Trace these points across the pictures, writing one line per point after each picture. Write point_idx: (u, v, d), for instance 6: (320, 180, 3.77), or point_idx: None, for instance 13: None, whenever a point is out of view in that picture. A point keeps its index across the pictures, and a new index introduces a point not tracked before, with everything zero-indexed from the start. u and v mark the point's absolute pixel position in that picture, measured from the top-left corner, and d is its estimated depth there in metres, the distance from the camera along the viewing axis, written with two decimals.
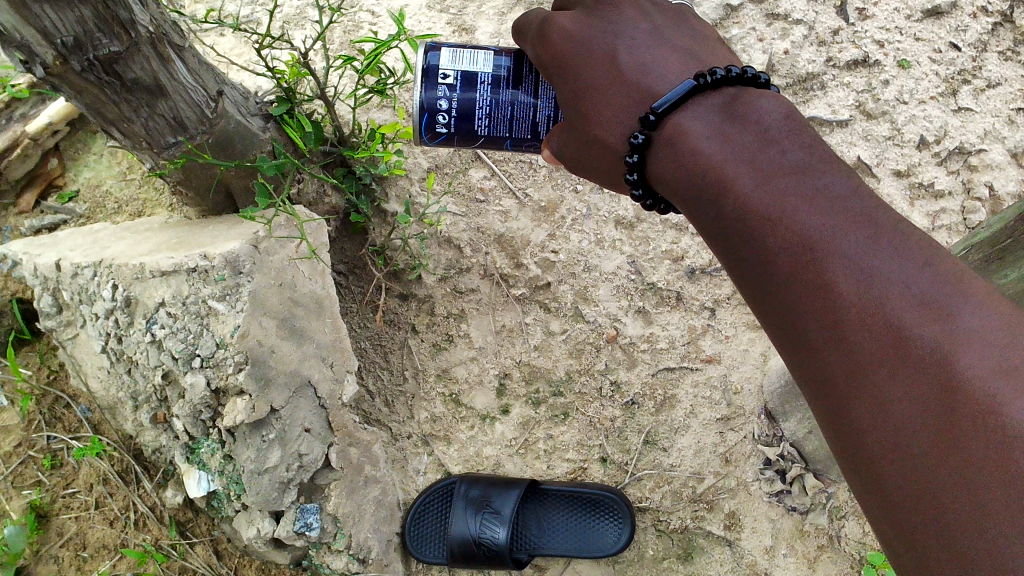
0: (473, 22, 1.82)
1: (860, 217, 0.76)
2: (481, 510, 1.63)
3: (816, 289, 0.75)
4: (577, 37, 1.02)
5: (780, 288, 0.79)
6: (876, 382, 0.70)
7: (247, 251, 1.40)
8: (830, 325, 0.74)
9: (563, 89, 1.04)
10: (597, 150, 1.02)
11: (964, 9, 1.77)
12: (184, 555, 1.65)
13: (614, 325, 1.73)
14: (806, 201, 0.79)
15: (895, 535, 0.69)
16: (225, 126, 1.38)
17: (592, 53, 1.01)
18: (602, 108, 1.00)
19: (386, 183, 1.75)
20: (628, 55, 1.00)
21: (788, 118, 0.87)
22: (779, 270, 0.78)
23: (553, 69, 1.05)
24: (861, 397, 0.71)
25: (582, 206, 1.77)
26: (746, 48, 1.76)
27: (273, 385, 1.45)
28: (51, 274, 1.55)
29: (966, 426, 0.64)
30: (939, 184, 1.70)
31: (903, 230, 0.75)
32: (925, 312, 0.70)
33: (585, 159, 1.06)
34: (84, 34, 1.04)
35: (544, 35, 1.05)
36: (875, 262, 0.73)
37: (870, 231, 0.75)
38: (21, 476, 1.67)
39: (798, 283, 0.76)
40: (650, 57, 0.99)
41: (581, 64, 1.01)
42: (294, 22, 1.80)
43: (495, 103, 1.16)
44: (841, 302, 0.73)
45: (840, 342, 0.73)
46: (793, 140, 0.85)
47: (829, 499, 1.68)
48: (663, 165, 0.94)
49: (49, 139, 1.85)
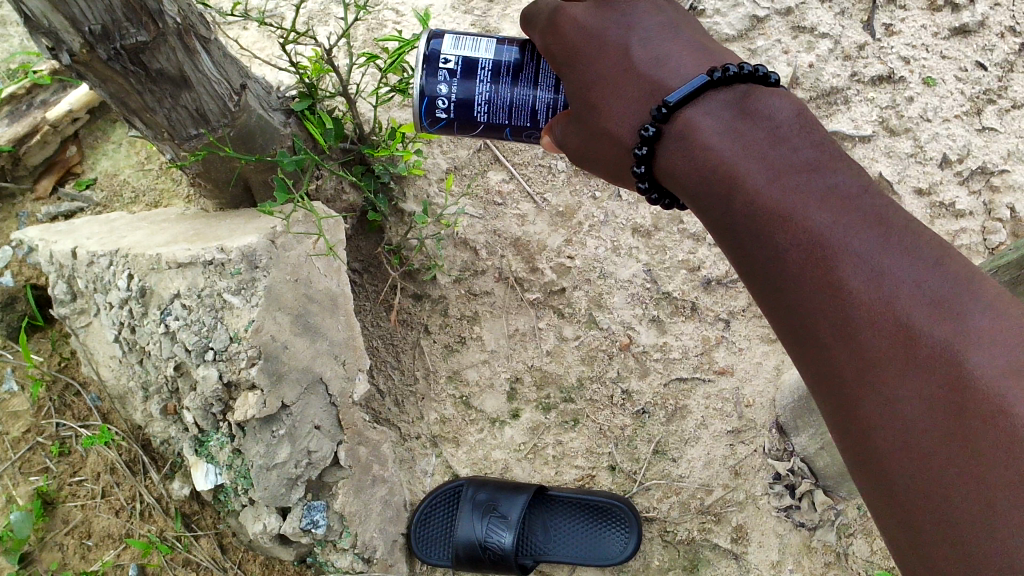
0: (498, 24, 1.81)
1: (871, 216, 0.76)
2: (488, 514, 1.63)
3: (827, 287, 0.74)
4: (589, 28, 1.00)
5: (789, 286, 0.78)
6: (885, 381, 0.70)
7: (264, 245, 1.39)
8: (841, 324, 0.73)
9: (572, 79, 1.02)
10: (607, 141, 1.01)
11: (993, 29, 1.75)
12: (189, 547, 1.65)
13: (628, 333, 1.72)
14: (817, 198, 0.78)
15: (901, 532, 0.70)
16: (247, 120, 1.38)
17: (606, 44, 0.99)
18: (615, 100, 0.99)
19: (405, 182, 1.75)
20: (642, 48, 0.98)
21: (800, 117, 0.86)
22: (789, 267, 0.78)
23: (563, 60, 1.03)
24: (870, 395, 0.71)
25: (599, 212, 1.76)
26: (770, 59, 1.76)
27: (284, 381, 1.44)
28: (67, 261, 1.55)
29: (978, 426, 0.64)
30: (960, 204, 1.68)
31: (913, 230, 0.75)
32: (935, 311, 0.69)
33: (591, 151, 1.05)
34: (112, 22, 1.04)
35: (556, 25, 1.03)
36: (886, 261, 0.73)
37: (881, 230, 0.75)
38: (29, 462, 1.67)
39: (808, 281, 0.76)
40: (665, 50, 0.98)
41: (595, 56, 1.00)
42: (318, 19, 1.81)
43: (494, 90, 1.15)
44: (852, 301, 0.73)
45: (850, 340, 0.73)
46: (804, 137, 0.84)
47: (838, 516, 1.66)
48: (675, 159, 0.92)
49: (68, 127, 1.85)
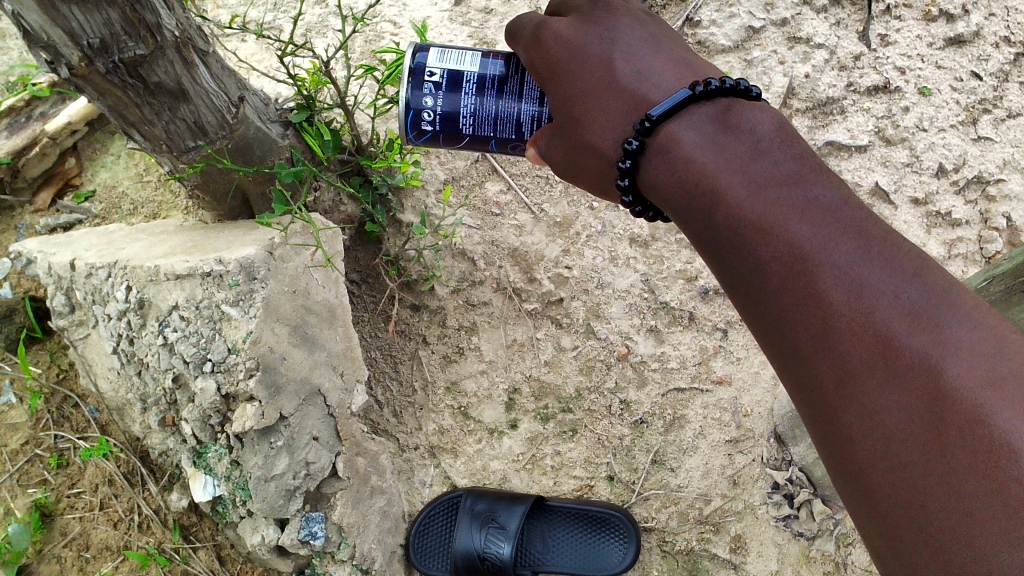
0: (495, 36, 1.82)
1: (850, 229, 0.77)
2: (487, 525, 1.63)
3: (807, 299, 0.75)
4: (573, 43, 1.01)
5: (771, 297, 0.78)
6: (864, 392, 0.70)
7: (262, 256, 1.39)
8: (821, 335, 0.74)
9: (555, 94, 1.03)
10: (591, 155, 1.02)
11: (987, 39, 1.76)
12: (187, 559, 1.65)
13: (625, 343, 1.72)
14: (797, 211, 0.79)
15: (882, 542, 0.70)
16: (245, 132, 1.38)
17: (590, 59, 1.00)
18: (598, 113, 0.99)
19: (402, 193, 1.75)
20: (625, 63, 0.99)
21: (781, 130, 0.87)
22: (769, 279, 0.78)
23: (547, 75, 1.03)
24: (850, 406, 0.71)
25: (597, 222, 1.77)
26: (766, 70, 1.76)
27: (283, 393, 1.44)
28: (65, 273, 1.55)
29: (955, 435, 0.65)
30: (956, 213, 1.69)
31: (892, 243, 0.76)
32: (914, 322, 0.70)
33: (575, 165, 1.05)
34: (111, 36, 1.05)
35: (539, 41, 1.03)
36: (865, 273, 0.73)
37: (860, 243, 0.75)
38: (27, 474, 1.67)
39: (789, 293, 0.76)
40: (648, 64, 0.99)
41: (578, 70, 1.00)
42: (315, 30, 1.81)
43: (479, 103, 1.15)
44: (832, 313, 0.73)
45: (830, 351, 0.73)
46: (785, 151, 0.85)
47: (836, 526, 1.66)
48: (658, 172, 0.93)
49: (67, 139, 1.85)
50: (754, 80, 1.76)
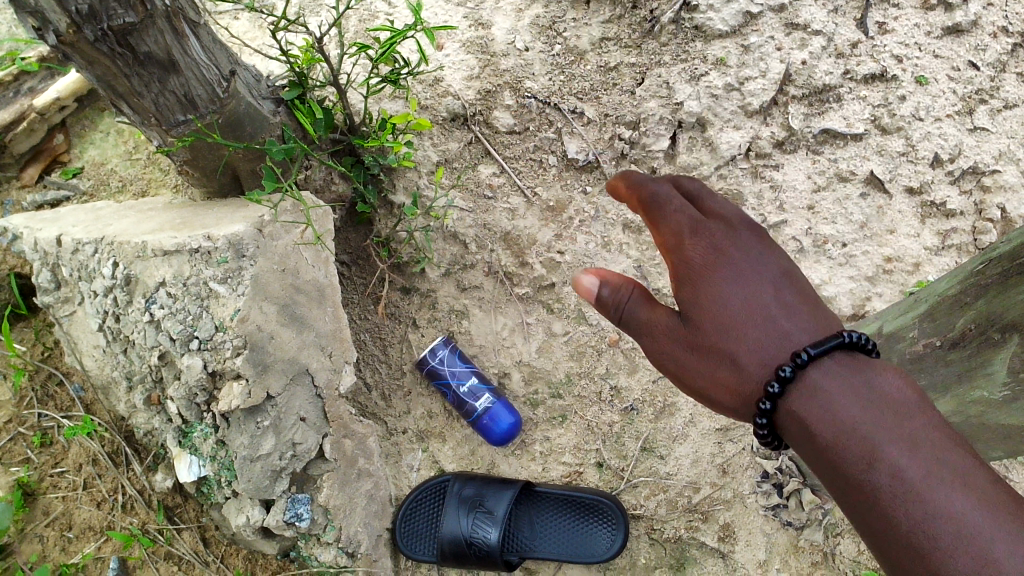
0: (490, 17, 1.80)
1: (840, 360, 0.89)
2: (474, 509, 1.61)
3: (794, 421, 0.88)
4: (712, 209, 1.03)
5: (790, 437, 0.90)
6: (850, 497, 0.80)
7: (251, 234, 1.38)
8: (815, 457, 0.85)
9: (681, 279, 0.99)
10: (728, 371, 0.96)
11: (985, 29, 1.72)
12: (171, 540, 1.64)
13: (617, 329, 1.71)
14: (771, 344, 0.94)
15: None
16: (236, 107, 1.37)
17: (723, 211, 1.03)
18: (727, 267, 0.97)
19: (394, 174, 1.72)
20: (751, 224, 1.02)
21: (790, 274, 1.00)
22: (774, 422, 0.91)
23: (677, 257, 0.99)
24: (854, 521, 0.81)
25: (590, 207, 1.74)
26: (763, 57, 1.70)
27: (270, 371, 1.43)
28: (51, 249, 1.52)
29: (904, 530, 0.74)
30: (951, 203, 1.67)
31: (880, 373, 0.88)
32: (882, 435, 0.80)
33: (703, 364, 0.96)
34: (100, 3, 1.03)
35: (659, 205, 1.02)
36: (839, 396, 0.85)
37: (848, 373, 0.88)
38: (10, 452, 1.64)
39: (789, 428, 0.89)
40: (777, 276, 0.98)
41: (715, 205, 1.03)
42: (309, 9, 1.80)
43: (461, 380, 1.62)
44: (813, 432, 0.85)
45: (829, 472, 0.83)
46: (787, 292, 0.98)
47: (825, 516, 1.63)
48: (801, 411, 0.87)
49: (55, 114, 1.83)
50: (749, 65, 1.70)
